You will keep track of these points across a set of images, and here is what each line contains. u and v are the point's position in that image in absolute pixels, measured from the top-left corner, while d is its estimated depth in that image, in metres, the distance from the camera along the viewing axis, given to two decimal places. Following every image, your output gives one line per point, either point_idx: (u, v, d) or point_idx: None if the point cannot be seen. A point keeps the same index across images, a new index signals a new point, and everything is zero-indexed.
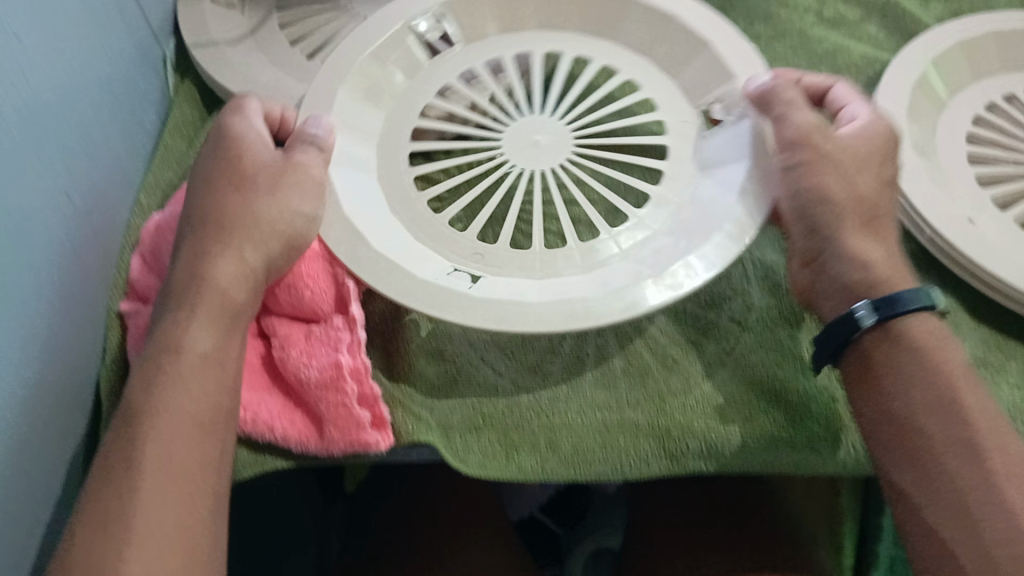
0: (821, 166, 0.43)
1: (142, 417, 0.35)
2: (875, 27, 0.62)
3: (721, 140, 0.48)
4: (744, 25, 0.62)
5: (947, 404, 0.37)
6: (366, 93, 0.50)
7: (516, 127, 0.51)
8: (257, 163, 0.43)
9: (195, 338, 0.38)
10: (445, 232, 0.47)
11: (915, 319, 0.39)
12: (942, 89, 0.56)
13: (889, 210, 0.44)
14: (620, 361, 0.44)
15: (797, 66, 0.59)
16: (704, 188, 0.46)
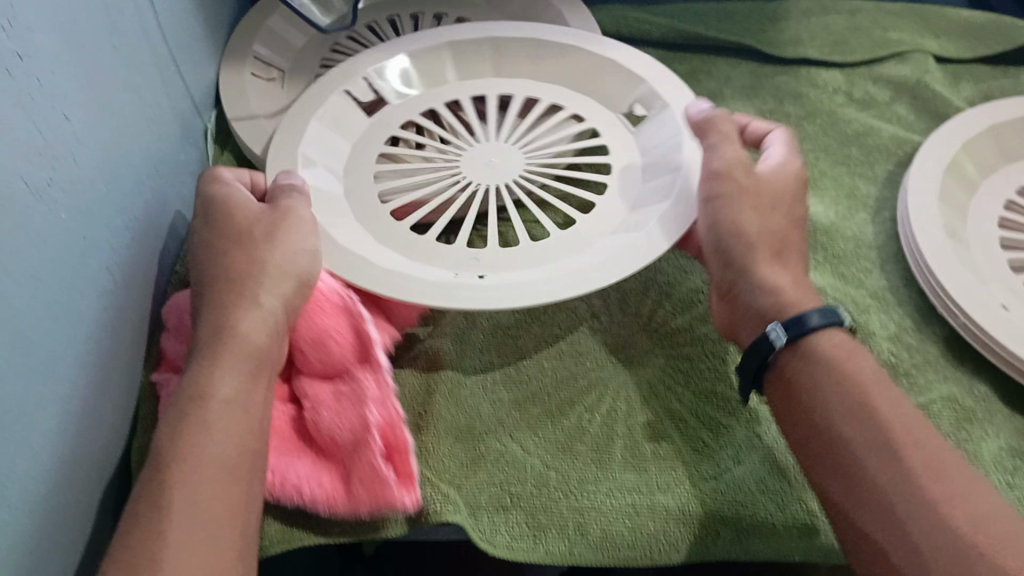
0: (739, 201, 0.45)
1: (170, 462, 0.35)
2: (905, 109, 0.62)
3: (654, 151, 0.53)
4: (775, 104, 0.63)
5: (869, 417, 0.37)
6: (329, 125, 0.53)
7: (474, 148, 0.54)
8: (251, 215, 0.44)
9: (221, 386, 0.38)
10: (424, 246, 0.48)
11: (824, 335, 0.41)
12: (975, 173, 0.56)
13: (797, 244, 0.46)
14: (650, 441, 0.44)
15: (827, 146, 0.59)
16: (645, 204, 0.50)
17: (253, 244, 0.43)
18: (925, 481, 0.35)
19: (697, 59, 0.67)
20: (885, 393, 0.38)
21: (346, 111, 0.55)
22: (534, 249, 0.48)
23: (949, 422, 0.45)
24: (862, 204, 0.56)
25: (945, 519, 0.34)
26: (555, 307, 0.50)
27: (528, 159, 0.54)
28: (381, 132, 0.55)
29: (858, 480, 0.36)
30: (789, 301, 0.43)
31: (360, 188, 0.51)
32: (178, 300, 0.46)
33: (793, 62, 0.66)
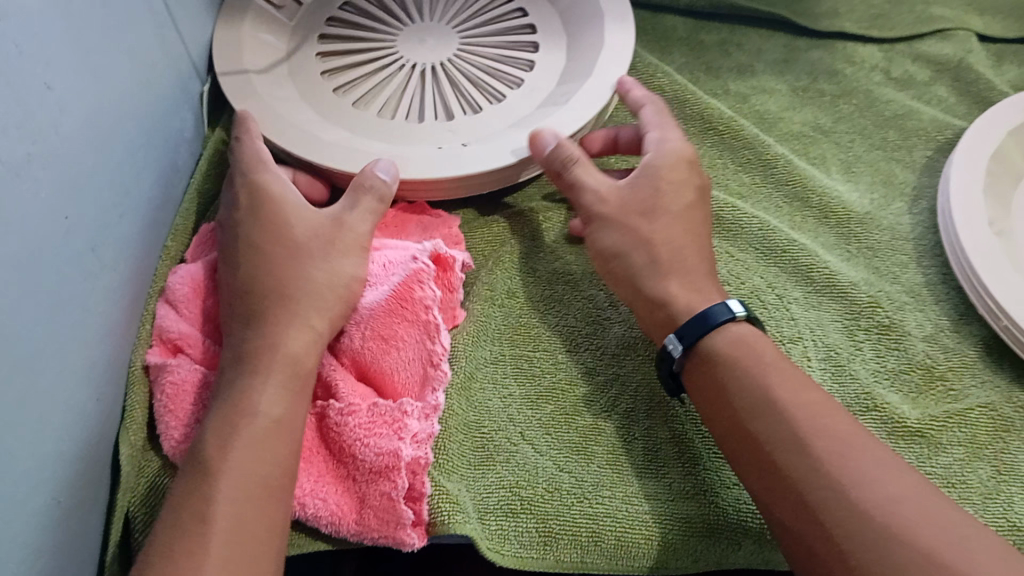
0: (612, 223, 0.43)
1: (208, 476, 0.34)
2: (945, 90, 0.59)
3: (571, 15, 0.58)
4: (807, 81, 0.59)
5: (772, 410, 0.36)
6: (261, 22, 0.55)
7: (410, 37, 0.57)
8: (311, 225, 0.42)
9: (260, 397, 0.37)
10: (381, 121, 0.52)
11: (726, 332, 0.39)
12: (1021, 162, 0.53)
13: (710, 258, 0.44)
14: (669, 445, 0.41)
15: (864, 129, 0.56)
16: (580, 54, 0.55)
17: (276, 237, 0.41)
18: (831, 469, 0.34)
19: (727, 29, 0.62)
20: (791, 388, 0.37)
21: (268, 19, 0.55)
22: (498, 109, 0.53)
23: (987, 432, 0.42)
24: (899, 192, 0.52)
25: (851, 500, 0.33)
26: (574, 297, 0.47)
27: (459, 36, 0.57)
28: (314, 27, 0.57)
29: (776, 469, 0.35)
30: (678, 308, 0.41)
31: (312, 75, 0.54)
32: (189, 271, 0.43)
33: (829, 37, 0.61)
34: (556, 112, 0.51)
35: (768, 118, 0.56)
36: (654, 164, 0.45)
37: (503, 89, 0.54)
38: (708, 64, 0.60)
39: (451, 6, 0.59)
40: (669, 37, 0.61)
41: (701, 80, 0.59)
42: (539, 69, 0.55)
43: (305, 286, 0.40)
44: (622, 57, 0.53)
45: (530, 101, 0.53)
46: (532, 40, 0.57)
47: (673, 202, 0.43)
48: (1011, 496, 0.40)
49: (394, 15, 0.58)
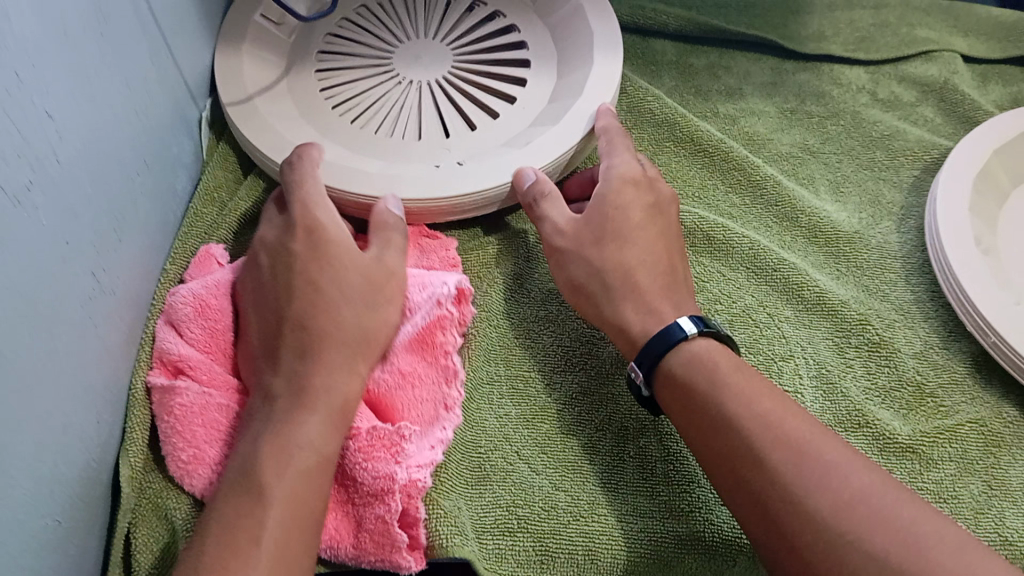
0: (570, 256, 0.45)
1: (252, 504, 0.35)
2: (931, 111, 0.60)
3: (562, 35, 0.59)
4: (796, 104, 0.60)
5: (725, 426, 0.37)
6: (258, 43, 0.56)
7: (405, 53, 0.58)
8: (363, 263, 0.42)
9: (305, 433, 0.37)
10: (379, 140, 0.53)
11: (677, 353, 0.40)
12: (1005, 180, 0.54)
13: (683, 273, 0.45)
14: (663, 461, 0.42)
15: (851, 149, 0.57)
16: (571, 71, 0.57)
17: (283, 270, 0.42)
18: (789, 476, 0.34)
19: (716, 53, 0.63)
20: (744, 399, 0.37)
21: (265, 41, 0.56)
22: (492, 127, 0.54)
23: (978, 447, 0.43)
24: (887, 212, 0.53)
25: (809, 510, 0.33)
26: (567, 316, 0.47)
27: (453, 52, 0.58)
28: (309, 46, 0.58)
29: (737, 481, 0.36)
30: (635, 335, 0.42)
31: (310, 95, 0.55)
32: (186, 289, 0.43)
33: (816, 59, 0.62)
34: (544, 133, 0.52)
35: (757, 139, 0.57)
36: (606, 188, 0.46)
37: (495, 106, 0.56)
38: (697, 87, 0.60)
39: (444, 23, 0.60)
40: (658, 62, 0.62)
41: (690, 102, 0.60)
42: (531, 86, 0.57)
43: (298, 313, 0.40)
44: (612, 79, 0.54)
45: (523, 119, 0.55)
46: (524, 57, 0.58)
47: (626, 220, 0.45)
48: (1002, 511, 0.41)
49: (388, 32, 0.59)
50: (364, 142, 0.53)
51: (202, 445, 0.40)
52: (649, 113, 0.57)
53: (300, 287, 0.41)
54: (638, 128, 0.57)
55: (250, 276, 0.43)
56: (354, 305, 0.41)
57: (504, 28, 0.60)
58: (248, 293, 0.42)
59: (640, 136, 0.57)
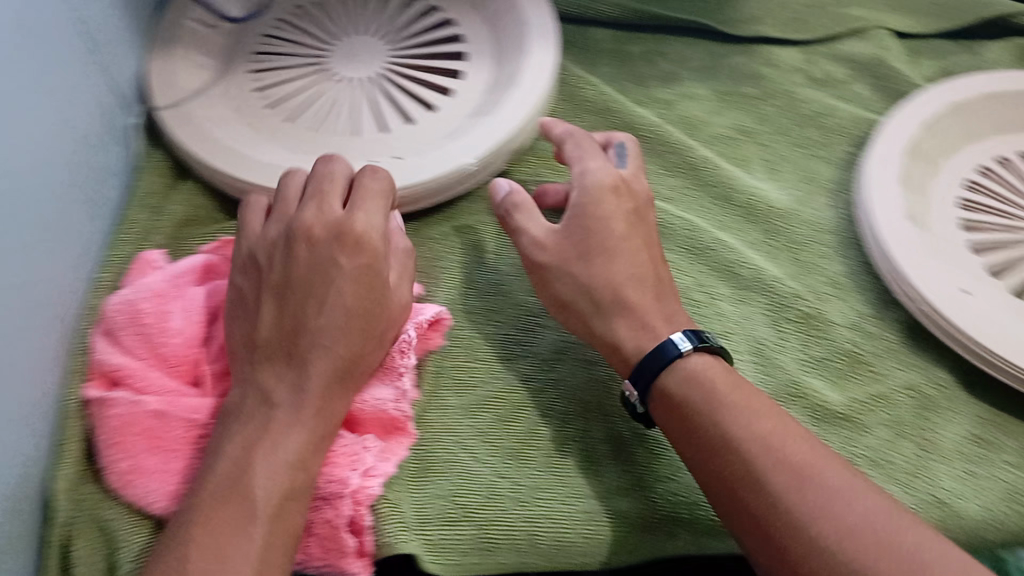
0: (550, 273, 0.44)
1: (243, 518, 0.35)
2: (863, 87, 0.60)
3: (498, 27, 0.59)
4: (731, 87, 0.60)
5: (724, 444, 0.38)
6: (191, 49, 0.56)
7: (341, 50, 0.58)
8: (385, 301, 0.41)
9: (286, 447, 0.37)
10: (316, 136, 0.53)
11: (677, 369, 0.40)
12: (935, 156, 0.55)
13: (671, 284, 0.45)
14: (606, 443, 0.43)
15: (784, 129, 0.57)
16: (507, 61, 0.57)
17: (304, 274, 0.41)
18: (789, 500, 0.35)
19: (651, 39, 0.63)
20: (748, 415, 0.38)
21: (198, 46, 0.56)
22: (430, 119, 0.55)
23: (909, 412, 0.44)
24: (820, 188, 0.54)
25: (809, 535, 0.34)
26: (508, 306, 0.48)
27: (388, 47, 0.58)
28: (244, 50, 0.58)
29: (742, 506, 0.36)
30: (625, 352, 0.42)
31: (246, 97, 0.55)
32: (129, 297, 0.43)
33: (751, 42, 0.63)
34: (483, 124, 0.53)
35: (693, 123, 0.58)
36: (584, 199, 0.45)
37: (435, 100, 0.56)
38: (634, 74, 0.61)
39: (380, 19, 0.60)
40: (595, 50, 0.62)
41: (628, 90, 0.60)
42: (468, 77, 0.57)
43: (309, 332, 0.40)
44: (546, 69, 0.55)
45: (461, 110, 0.55)
46: (460, 49, 0.59)
47: (609, 233, 0.44)
48: (935, 473, 0.42)
49: (322, 31, 0.59)
50: (303, 140, 0.53)
51: (141, 455, 0.39)
52: (586, 102, 0.58)
53: (319, 297, 0.40)
54: (577, 117, 0.58)
55: (281, 266, 0.42)
56: (363, 332, 0.40)
57: (441, 22, 0.60)
58: (275, 282, 0.41)
59: (579, 124, 0.57)
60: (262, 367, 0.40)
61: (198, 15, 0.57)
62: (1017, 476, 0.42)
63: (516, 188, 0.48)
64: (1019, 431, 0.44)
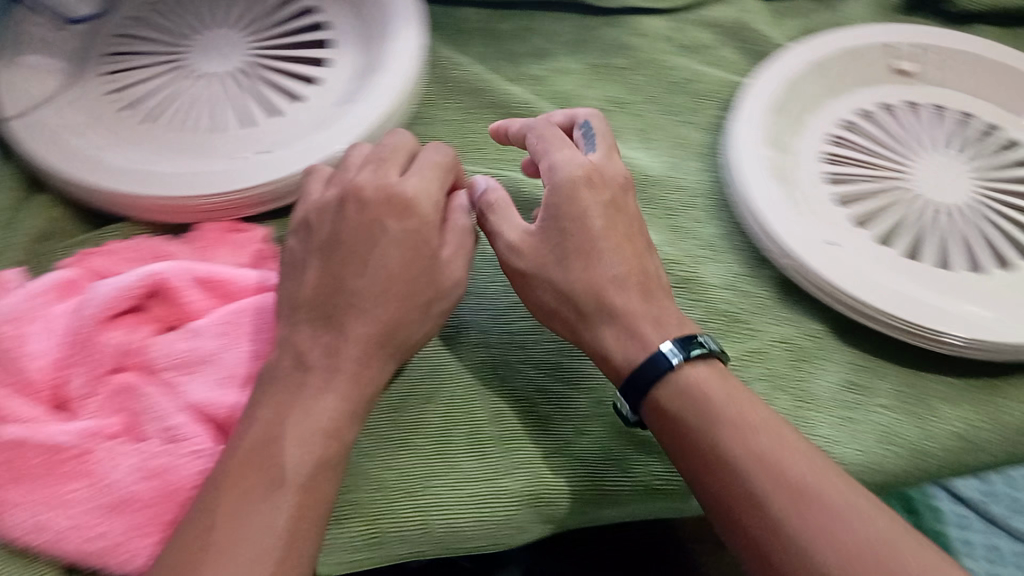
0: (532, 281, 0.43)
1: (268, 485, 0.34)
2: (730, 51, 0.61)
3: (364, 9, 0.58)
4: (603, 58, 0.60)
5: (720, 461, 0.37)
6: (35, 54, 0.53)
7: (200, 45, 0.56)
8: (428, 268, 0.41)
9: (319, 414, 0.36)
10: (180, 136, 0.52)
11: (672, 382, 0.39)
12: (800, 114, 0.55)
13: (658, 275, 0.43)
14: (492, 422, 0.43)
15: (655, 97, 0.58)
16: (374, 44, 0.56)
17: (355, 236, 0.40)
18: (789, 522, 0.35)
19: (522, 16, 0.63)
20: (747, 430, 0.37)
21: (43, 51, 0.54)
22: (298, 109, 0.54)
23: (787, 365, 0.45)
24: (691, 153, 0.55)
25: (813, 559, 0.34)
26: None
27: (250, 40, 0.57)
28: (96, 50, 0.56)
29: (737, 522, 0.36)
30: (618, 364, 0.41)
31: (101, 99, 0.53)
32: None
33: (617, 12, 0.63)
34: (351, 111, 0.52)
35: (566, 97, 0.58)
36: (557, 196, 0.43)
37: (303, 90, 0.55)
38: (505, 51, 0.60)
39: (239, 12, 0.59)
40: (465, 29, 0.61)
41: (499, 68, 0.60)
42: (334, 64, 0.56)
43: (354, 295, 0.39)
44: (413, 51, 0.54)
45: (329, 98, 0.55)
46: (325, 36, 0.58)
47: (591, 229, 0.42)
48: (814, 421, 0.43)
49: (179, 27, 0.58)
50: (165, 141, 0.52)
51: (4, 486, 0.38)
52: (458, 85, 0.58)
53: (368, 258, 0.40)
54: (449, 98, 0.57)
55: (330, 230, 0.41)
56: (395, 300, 0.39)
57: (303, 10, 0.60)
58: (326, 242, 0.41)
59: (452, 106, 0.57)
60: (306, 332, 0.39)
61: (42, 22, 0.55)
62: (890, 417, 0.44)
63: (483, 187, 0.46)
64: (890, 374, 0.46)
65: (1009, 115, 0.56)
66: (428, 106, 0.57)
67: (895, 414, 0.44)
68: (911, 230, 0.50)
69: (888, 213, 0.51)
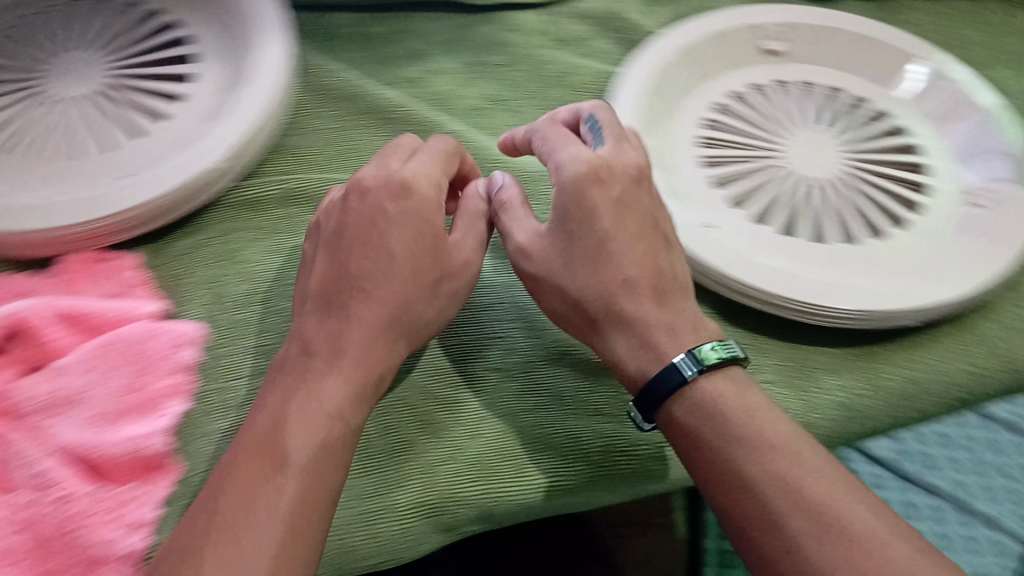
0: (544, 286, 0.43)
1: (274, 469, 0.35)
2: (605, 41, 0.62)
3: (226, 25, 0.57)
4: (478, 56, 0.60)
5: (734, 478, 0.36)
6: None
7: (52, 69, 0.54)
8: (431, 249, 0.42)
9: (330, 397, 0.37)
10: (35, 164, 0.50)
11: (686, 393, 0.39)
12: (672, 100, 0.55)
13: (679, 276, 0.43)
14: (381, 437, 0.44)
15: (532, 92, 0.58)
16: (238, 59, 0.55)
17: (363, 224, 0.42)
18: (808, 545, 0.33)
19: (395, 18, 0.62)
20: (762, 446, 0.36)
21: None
22: (161, 128, 0.52)
23: None
24: None
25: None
26: (268, 313, 0.49)
27: (107, 60, 0.55)
28: None
29: (752, 540, 0.35)
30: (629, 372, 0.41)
31: None
32: None
33: (492, 8, 0.63)
34: (217, 128, 0.51)
35: (444, 97, 0.58)
36: (563, 199, 0.42)
37: (167, 109, 0.53)
38: (380, 55, 0.60)
39: (95, 33, 0.57)
40: (337, 35, 0.60)
41: (375, 72, 0.59)
42: (198, 81, 0.55)
43: (361, 279, 0.40)
44: (278, 61, 0.53)
45: (194, 116, 0.53)
46: (188, 52, 0.57)
47: (604, 229, 0.42)
48: None
49: (29, 51, 0.55)
50: (19, 171, 0.49)
51: None
52: (331, 93, 0.57)
53: (370, 243, 0.41)
54: (324, 106, 0.57)
55: (339, 221, 0.43)
56: (403, 282, 0.41)
57: (163, 27, 0.58)
58: (336, 232, 0.42)
59: (325, 117, 0.56)
60: (320, 318, 0.40)
61: None
62: (776, 392, 0.45)
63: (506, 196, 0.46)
64: (772, 349, 0.47)
65: (874, 87, 0.58)
66: (303, 116, 0.56)
67: (780, 389, 0.45)
68: (785, 207, 0.50)
69: (762, 192, 0.51)
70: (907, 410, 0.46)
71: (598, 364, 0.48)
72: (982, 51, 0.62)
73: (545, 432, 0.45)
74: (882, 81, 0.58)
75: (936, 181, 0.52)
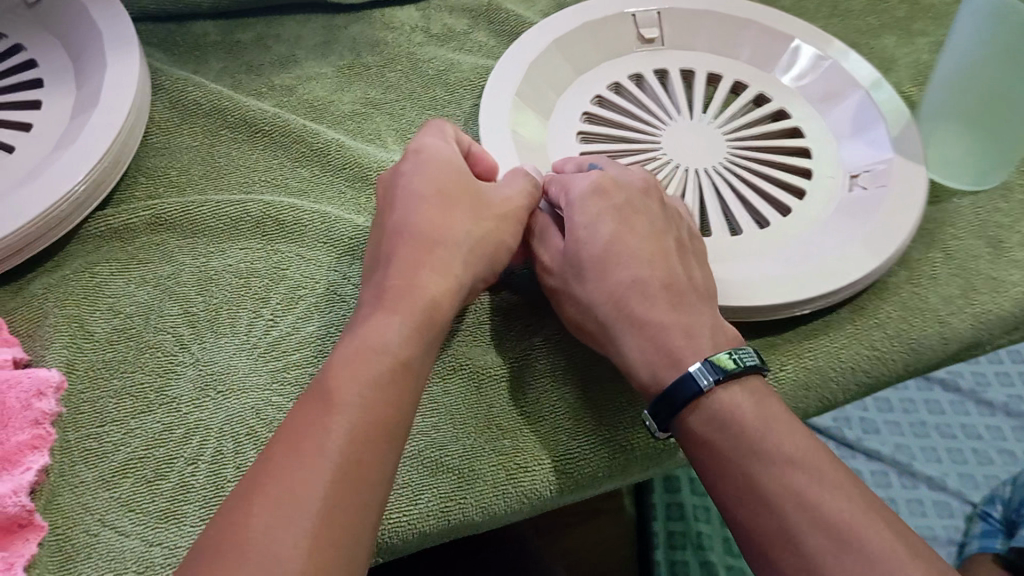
0: (566, 301, 0.43)
1: (323, 413, 0.34)
2: (484, 35, 0.60)
3: (76, 44, 0.54)
4: (351, 58, 0.58)
5: (755, 496, 0.36)
6: None
7: None
8: (463, 193, 0.44)
9: (389, 335, 0.37)
10: None
11: (712, 401, 0.38)
12: (548, 91, 0.53)
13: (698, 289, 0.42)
14: None
15: (410, 91, 0.56)
16: (88, 77, 0.52)
17: (394, 194, 0.44)
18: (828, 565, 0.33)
19: (260, 24, 0.60)
20: (779, 463, 0.36)
21: None
22: (10, 158, 0.49)
23: None
24: None
25: None
26: (138, 351, 0.44)
27: None
28: None
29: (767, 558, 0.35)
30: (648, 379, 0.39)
31: None
32: None
33: (363, 7, 0.61)
34: (63, 155, 0.48)
35: (317, 105, 0.55)
36: (585, 220, 0.43)
37: (15, 139, 0.50)
38: (248, 64, 0.57)
39: None
40: (201, 46, 0.58)
41: (242, 83, 0.56)
42: (47, 106, 0.52)
43: (402, 226, 0.42)
44: (131, 76, 0.50)
45: (45, 143, 0.50)
46: (35, 76, 0.53)
47: (631, 244, 0.42)
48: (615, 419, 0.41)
49: None
50: None
51: None
52: (194, 105, 0.54)
53: (400, 203, 0.43)
54: (187, 123, 0.54)
55: (380, 199, 0.45)
56: (435, 218, 0.42)
57: (7, 53, 0.54)
58: (382, 202, 0.44)
59: (192, 131, 0.53)
60: (374, 276, 0.41)
61: None
62: None
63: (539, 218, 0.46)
64: None
65: (755, 72, 0.56)
66: (165, 135, 0.53)
67: None
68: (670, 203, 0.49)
69: None
70: (814, 401, 0.44)
71: (498, 377, 0.45)
72: (870, 20, 0.61)
73: (442, 454, 0.42)
74: (763, 64, 0.56)
75: (815, 165, 0.50)
